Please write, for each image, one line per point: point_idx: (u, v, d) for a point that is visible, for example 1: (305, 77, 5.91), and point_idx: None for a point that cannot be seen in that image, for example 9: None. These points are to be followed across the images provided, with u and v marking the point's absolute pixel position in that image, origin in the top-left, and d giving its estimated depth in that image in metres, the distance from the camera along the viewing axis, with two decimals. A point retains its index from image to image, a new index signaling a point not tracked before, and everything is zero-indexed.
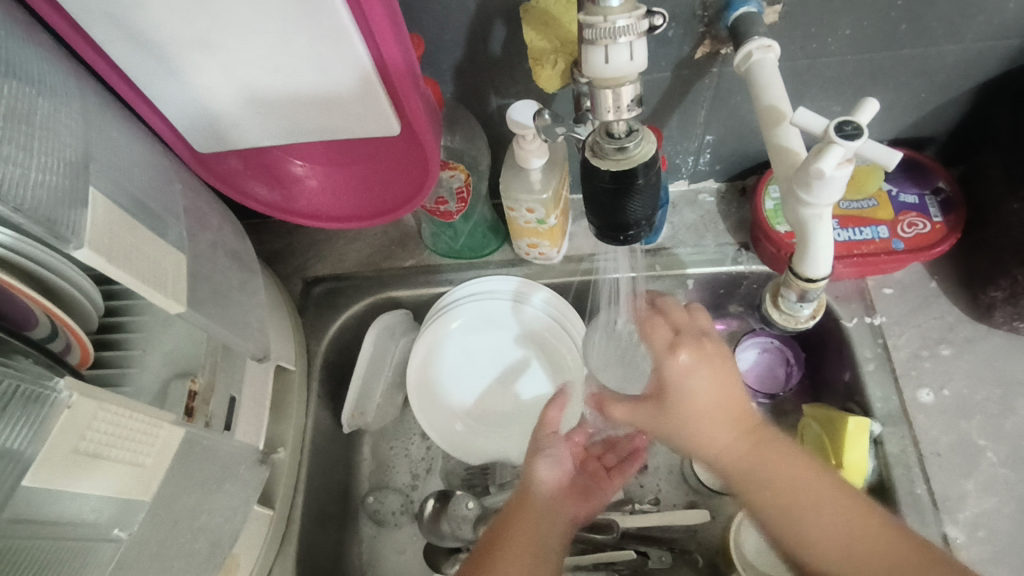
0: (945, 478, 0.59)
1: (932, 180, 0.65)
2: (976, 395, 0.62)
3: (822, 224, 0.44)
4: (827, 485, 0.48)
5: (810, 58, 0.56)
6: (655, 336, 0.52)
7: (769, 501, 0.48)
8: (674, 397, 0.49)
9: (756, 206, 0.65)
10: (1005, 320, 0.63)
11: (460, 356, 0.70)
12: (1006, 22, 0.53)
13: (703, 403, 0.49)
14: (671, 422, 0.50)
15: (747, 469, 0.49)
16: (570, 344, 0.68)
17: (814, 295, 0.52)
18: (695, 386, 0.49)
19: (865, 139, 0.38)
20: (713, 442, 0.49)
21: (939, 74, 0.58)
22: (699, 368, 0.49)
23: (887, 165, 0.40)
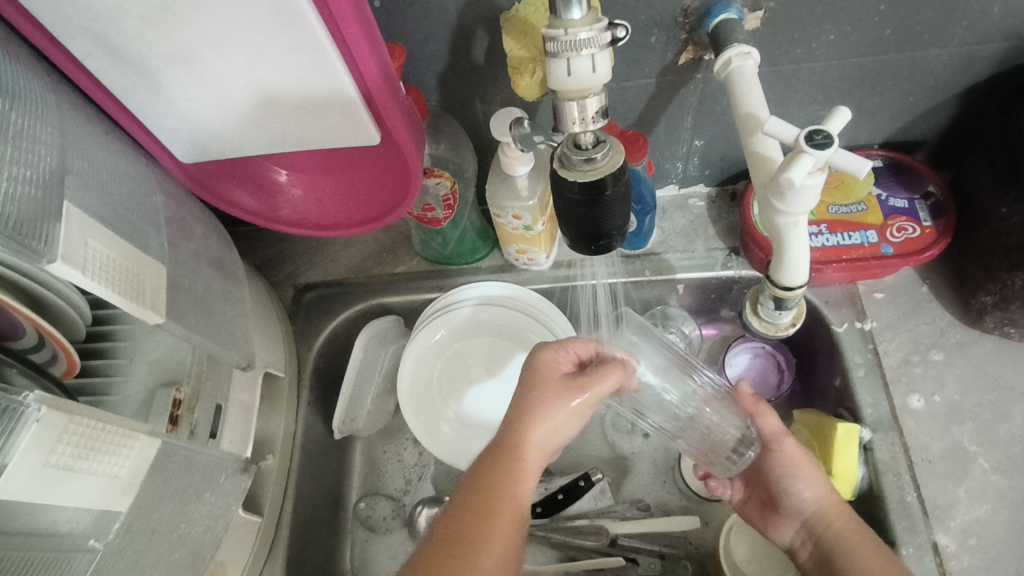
0: (935, 486, 0.58)
1: (922, 183, 0.65)
2: (968, 400, 0.62)
3: (798, 232, 0.44)
4: (860, 530, 0.53)
5: (795, 64, 0.56)
6: (763, 419, 0.59)
7: (833, 546, 0.53)
8: (797, 458, 0.58)
9: (744, 211, 0.65)
10: (996, 325, 0.62)
11: (460, 361, 0.70)
12: (991, 25, 0.53)
13: (790, 464, 0.58)
14: (772, 463, 0.59)
15: (823, 518, 0.55)
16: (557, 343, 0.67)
17: (792, 302, 0.52)
18: (790, 457, 0.58)
19: (835, 148, 0.38)
20: (794, 474, 0.58)
21: (925, 78, 0.58)
22: (802, 451, 0.58)
23: (859, 172, 0.40)
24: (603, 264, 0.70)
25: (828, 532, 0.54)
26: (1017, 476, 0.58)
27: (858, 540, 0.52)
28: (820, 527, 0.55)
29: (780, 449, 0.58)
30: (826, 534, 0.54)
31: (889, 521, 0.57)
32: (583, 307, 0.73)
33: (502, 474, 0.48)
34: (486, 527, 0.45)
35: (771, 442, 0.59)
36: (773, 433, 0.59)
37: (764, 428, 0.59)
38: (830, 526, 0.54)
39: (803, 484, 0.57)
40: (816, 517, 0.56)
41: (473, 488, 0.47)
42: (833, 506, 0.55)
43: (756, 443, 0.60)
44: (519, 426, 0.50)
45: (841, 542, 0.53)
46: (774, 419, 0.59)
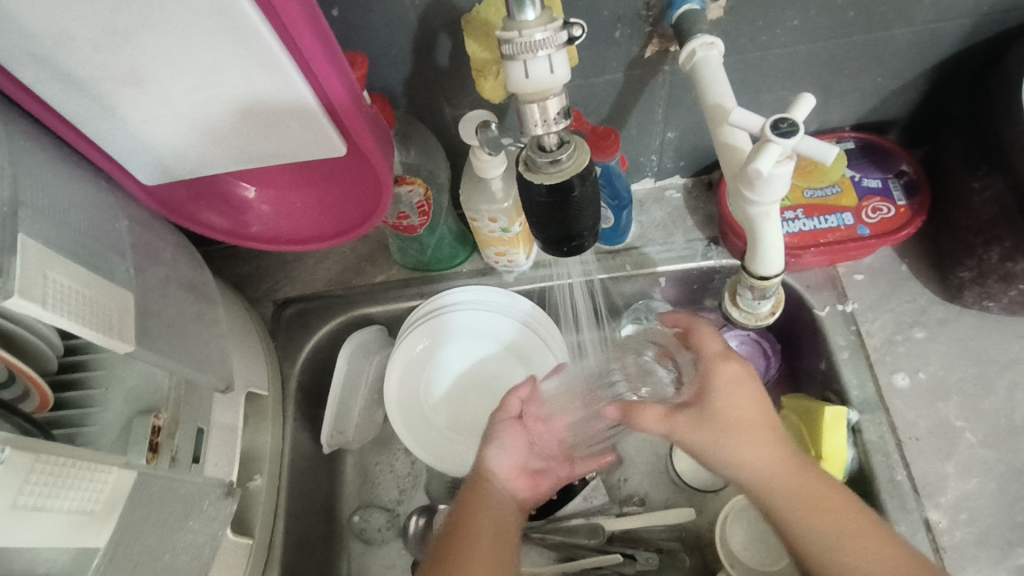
0: (925, 463, 0.58)
1: (893, 164, 0.65)
2: (951, 376, 0.62)
3: (770, 220, 0.44)
4: (808, 496, 0.49)
5: (761, 51, 0.56)
6: (641, 417, 0.55)
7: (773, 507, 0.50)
8: (717, 412, 0.53)
9: (721, 200, 0.65)
10: (974, 300, 0.62)
11: (448, 366, 0.69)
12: (952, 4, 0.53)
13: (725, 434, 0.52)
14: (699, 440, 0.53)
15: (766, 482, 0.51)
16: (541, 343, 0.67)
17: (772, 291, 0.51)
18: (698, 441, 0.53)
19: (801, 135, 0.38)
20: (730, 452, 0.52)
21: (892, 58, 0.58)
22: (709, 427, 0.53)
23: (827, 157, 0.39)
24: (583, 262, 0.69)
25: (758, 493, 0.51)
26: (1003, 448, 0.59)
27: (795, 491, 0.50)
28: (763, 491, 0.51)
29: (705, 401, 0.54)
30: (807, 541, 0.48)
31: (881, 501, 0.57)
32: (564, 306, 0.72)
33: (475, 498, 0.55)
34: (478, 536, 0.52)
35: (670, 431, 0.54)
36: (705, 380, 0.55)
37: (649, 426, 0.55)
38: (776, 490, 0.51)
39: (728, 441, 0.52)
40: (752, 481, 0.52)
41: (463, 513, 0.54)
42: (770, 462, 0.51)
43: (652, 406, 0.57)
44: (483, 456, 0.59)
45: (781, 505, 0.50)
46: (648, 416, 0.55)
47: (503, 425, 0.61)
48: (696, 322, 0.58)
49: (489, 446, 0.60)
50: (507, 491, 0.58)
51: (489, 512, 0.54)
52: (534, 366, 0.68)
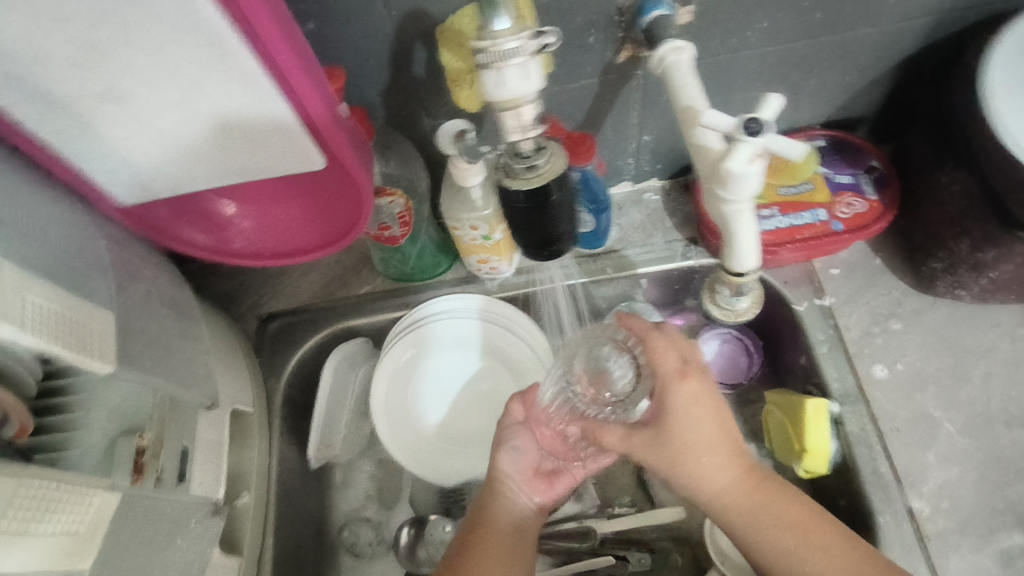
0: (906, 453, 0.60)
1: (865, 159, 0.67)
2: (928, 366, 0.63)
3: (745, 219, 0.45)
4: (792, 509, 0.51)
5: (732, 53, 0.57)
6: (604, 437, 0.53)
7: (748, 525, 0.51)
8: (679, 438, 0.50)
9: (698, 201, 0.66)
10: (947, 290, 0.64)
11: (436, 378, 0.69)
12: (913, 3, 0.54)
13: (695, 440, 0.50)
14: (666, 456, 0.51)
15: (745, 503, 0.51)
16: (518, 339, 0.67)
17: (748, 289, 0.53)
18: (661, 457, 0.51)
19: (769, 135, 0.40)
20: (704, 471, 0.51)
21: (858, 56, 0.59)
22: (678, 439, 0.50)
23: (796, 153, 0.40)
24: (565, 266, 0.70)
25: (728, 509, 0.52)
26: (981, 435, 0.60)
27: (772, 507, 0.51)
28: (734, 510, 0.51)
29: (665, 426, 0.51)
30: (761, 545, 0.51)
31: (864, 492, 0.58)
32: (548, 311, 0.73)
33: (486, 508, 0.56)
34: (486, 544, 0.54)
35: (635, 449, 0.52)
36: (664, 400, 0.51)
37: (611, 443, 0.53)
38: (754, 507, 0.51)
39: (699, 459, 0.51)
40: (729, 500, 0.51)
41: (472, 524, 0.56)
42: (746, 482, 0.52)
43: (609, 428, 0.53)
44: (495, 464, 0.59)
45: (761, 522, 0.51)
46: (613, 435, 0.53)
47: (512, 429, 0.60)
48: (656, 332, 0.52)
49: (501, 449, 0.59)
50: (518, 499, 0.57)
51: (500, 522, 0.55)
52: (515, 361, 0.68)
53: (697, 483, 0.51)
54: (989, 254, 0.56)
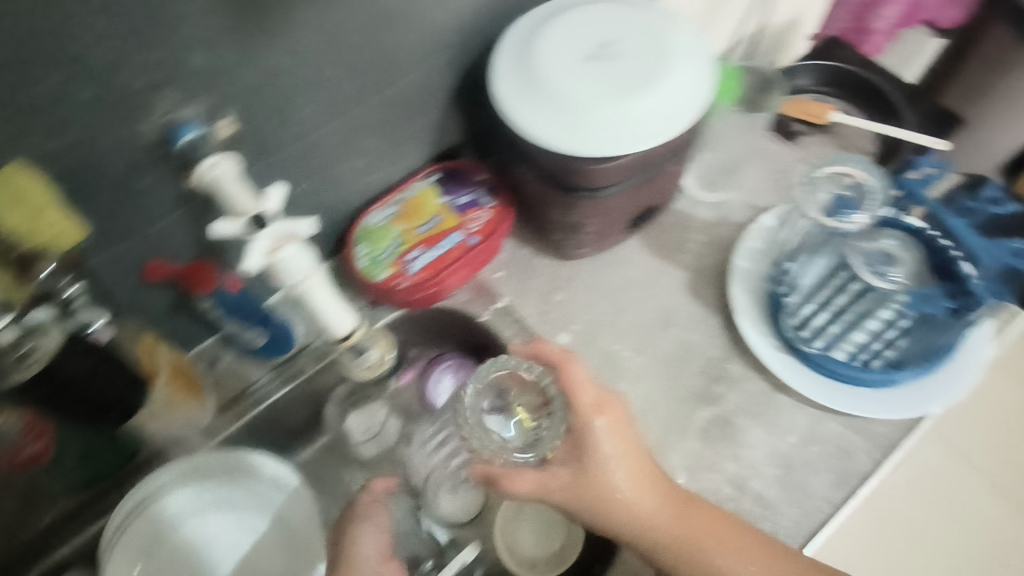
0: (606, 391, 0.73)
1: (471, 177, 0.80)
2: (592, 314, 0.78)
3: (313, 292, 0.59)
4: (693, 507, 0.62)
5: (302, 138, 0.62)
6: (518, 485, 0.60)
7: (663, 534, 0.61)
8: (598, 458, 0.61)
9: (353, 269, 0.75)
10: (574, 249, 0.78)
11: (205, 557, 0.64)
12: (420, 51, 0.64)
13: (616, 471, 0.61)
14: (592, 490, 0.60)
15: (657, 511, 0.61)
16: (236, 478, 0.66)
17: (342, 318, 0.62)
18: (597, 487, 0.60)
19: (271, 230, 0.54)
20: (625, 484, 0.61)
21: (408, 104, 0.69)
22: (611, 460, 0.61)
23: (313, 228, 0.57)
24: (271, 380, 0.73)
25: (642, 527, 0.61)
26: (646, 347, 0.76)
27: (691, 520, 0.61)
28: (649, 518, 0.61)
29: (585, 450, 0.61)
30: (668, 556, 0.61)
31: None
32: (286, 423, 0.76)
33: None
34: None
35: (576, 479, 0.61)
36: (585, 437, 0.61)
37: (523, 490, 0.60)
38: (673, 512, 0.61)
39: (618, 475, 0.61)
40: (644, 511, 0.61)
41: None
42: (657, 490, 0.62)
43: (537, 469, 0.61)
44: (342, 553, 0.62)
45: (688, 523, 0.61)
46: (524, 481, 0.60)
47: (367, 507, 0.65)
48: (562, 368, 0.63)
49: (357, 535, 0.63)
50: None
51: None
52: (248, 495, 0.66)
53: (611, 503, 0.61)
54: (570, 216, 0.71)
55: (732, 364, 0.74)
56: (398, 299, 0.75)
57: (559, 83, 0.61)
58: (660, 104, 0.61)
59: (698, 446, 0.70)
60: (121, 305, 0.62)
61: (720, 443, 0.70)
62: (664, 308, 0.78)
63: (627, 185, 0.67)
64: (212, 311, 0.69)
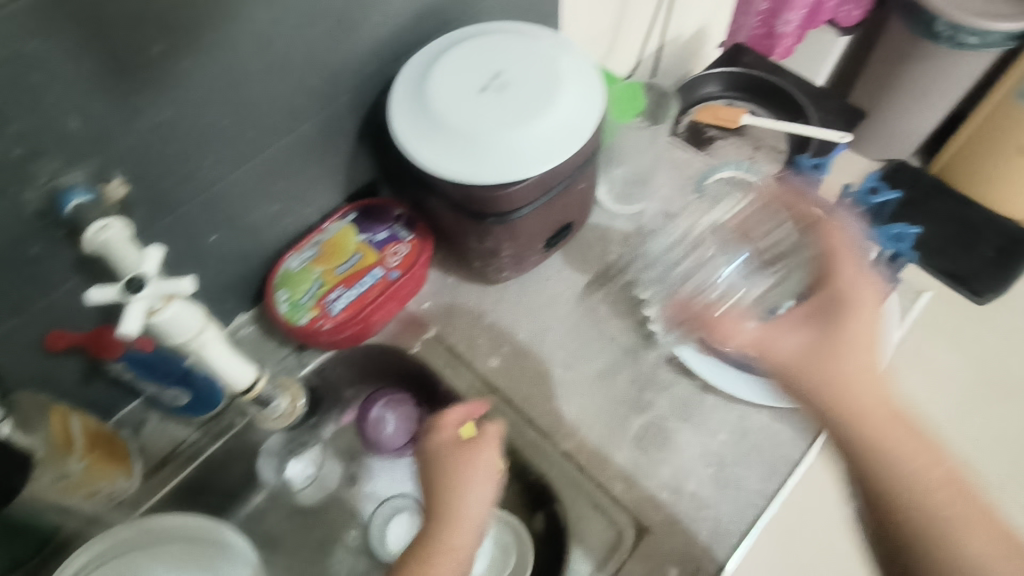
0: (541, 410, 0.73)
1: (389, 212, 0.80)
2: (524, 335, 0.78)
3: (207, 347, 0.56)
4: (899, 425, 0.49)
5: (203, 191, 0.62)
6: (736, 333, 0.55)
7: (856, 440, 0.50)
8: (851, 333, 0.52)
9: (274, 315, 0.74)
10: (498, 273, 0.79)
11: None
12: (318, 94, 0.65)
13: (854, 343, 0.51)
14: (829, 360, 0.51)
15: (863, 412, 0.50)
16: (165, 543, 0.62)
17: (240, 373, 0.60)
18: (812, 373, 0.51)
19: (151, 290, 0.50)
20: (856, 353, 0.51)
21: (313, 147, 0.69)
22: (857, 330, 0.52)
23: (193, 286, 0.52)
24: (202, 437, 0.72)
25: (850, 431, 0.50)
26: (578, 363, 0.76)
27: (899, 437, 0.49)
28: (858, 426, 0.50)
29: (840, 318, 0.52)
30: (886, 477, 0.48)
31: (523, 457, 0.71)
32: (218, 480, 0.74)
33: (443, 533, 0.57)
34: (434, 559, 0.55)
35: (791, 371, 0.52)
36: (832, 278, 0.54)
37: (741, 341, 0.55)
38: (856, 415, 0.50)
39: (869, 357, 0.51)
40: (848, 408, 0.50)
41: (421, 553, 0.56)
42: (863, 380, 0.51)
43: (764, 328, 0.55)
44: (453, 489, 0.59)
45: (881, 452, 0.49)
46: (744, 329, 0.55)
47: (481, 445, 0.62)
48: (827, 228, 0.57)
49: (467, 487, 0.59)
50: (467, 534, 0.57)
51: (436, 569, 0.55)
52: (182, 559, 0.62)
53: (841, 386, 0.50)
54: (486, 243, 0.72)
55: (660, 370, 0.76)
56: (323, 341, 0.74)
57: (454, 116, 0.62)
58: (552, 128, 0.63)
59: (632, 455, 0.71)
60: (27, 381, 0.61)
61: (653, 451, 0.71)
62: (590, 322, 0.79)
63: (536, 206, 0.68)
64: (125, 374, 0.66)
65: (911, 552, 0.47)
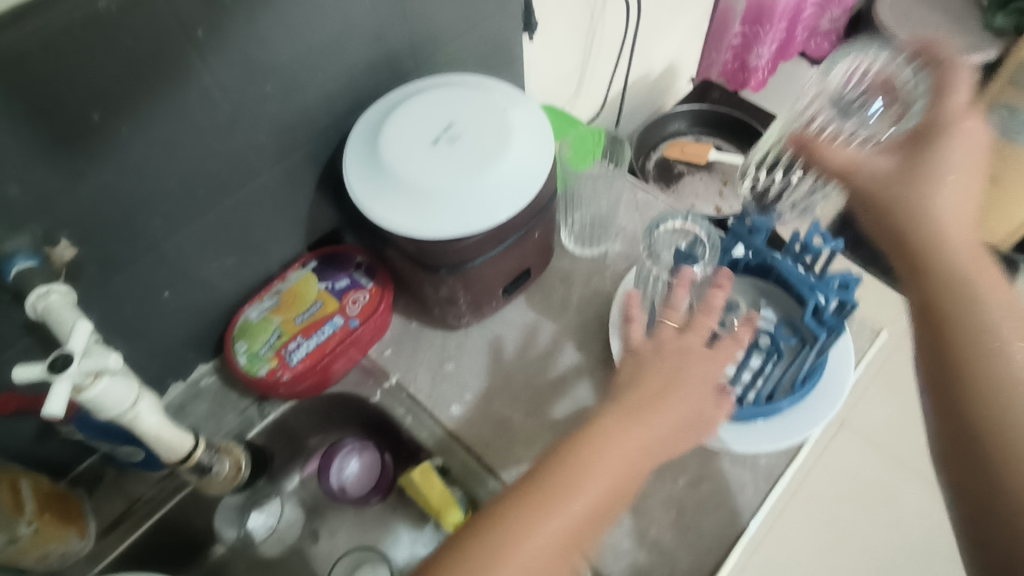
0: (502, 458, 0.73)
1: (350, 260, 0.80)
2: (485, 380, 0.79)
3: (143, 418, 0.55)
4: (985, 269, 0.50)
5: (153, 248, 0.62)
6: (828, 156, 0.60)
7: (943, 262, 0.51)
8: (938, 160, 0.54)
9: (233, 368, 0.73)
10: (459, 319, 0.79)
11: None
12: (272, 150, 0.65)
13: (949, 200, 0.53)
14: (923, 170, 0.54)
15: (930, 244, 0.52)
16: None
17: (176, 444, 0.60)
18: (896, 183, 0.55)
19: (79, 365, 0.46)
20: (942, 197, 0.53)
21: (270, 200, 0.70)
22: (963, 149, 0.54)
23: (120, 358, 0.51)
24: (157, 493, 0.71)
25: (921, 244, 0.52)
26: (539, 409, 0.76)
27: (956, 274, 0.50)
28: (919, 242, 0.52)
29: (937, 139, 0.55)
30: (956, 298, 0.49)
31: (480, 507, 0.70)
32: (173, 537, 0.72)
33: (593, 462, 0.55)
34: (581, 473, 0.55)
35: (894, 173, 0.56)
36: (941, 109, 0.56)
37: (835, 163, 0.60)
38: (922, 248, 0.52)
39: (943, 188, 0.53)
40: (906, 233, 0.53)
41: (560, 470, 0.55)
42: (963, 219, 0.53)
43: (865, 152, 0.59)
44: (627, 416, 0.58)
45: (932, 275, 0.51)
46: (835, 154, 0.60)
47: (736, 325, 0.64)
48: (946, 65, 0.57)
49: (647, 422, 0.58)
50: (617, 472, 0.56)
51: (598, 460, 0.55)
52: None
53: (933, 215, 0.53)
54: (442, 292, 0.72)
55: None
56: (281, 392, 0.74)
57: (405, 169, 0.63)
58: (499, 181, 0.63)
59: None
60: None
61: None
62: (553, 367, 0.79)
63: (490, 256, 0.69)
64: (76, 433, 0.66)
65: (952, 359, 0.47)
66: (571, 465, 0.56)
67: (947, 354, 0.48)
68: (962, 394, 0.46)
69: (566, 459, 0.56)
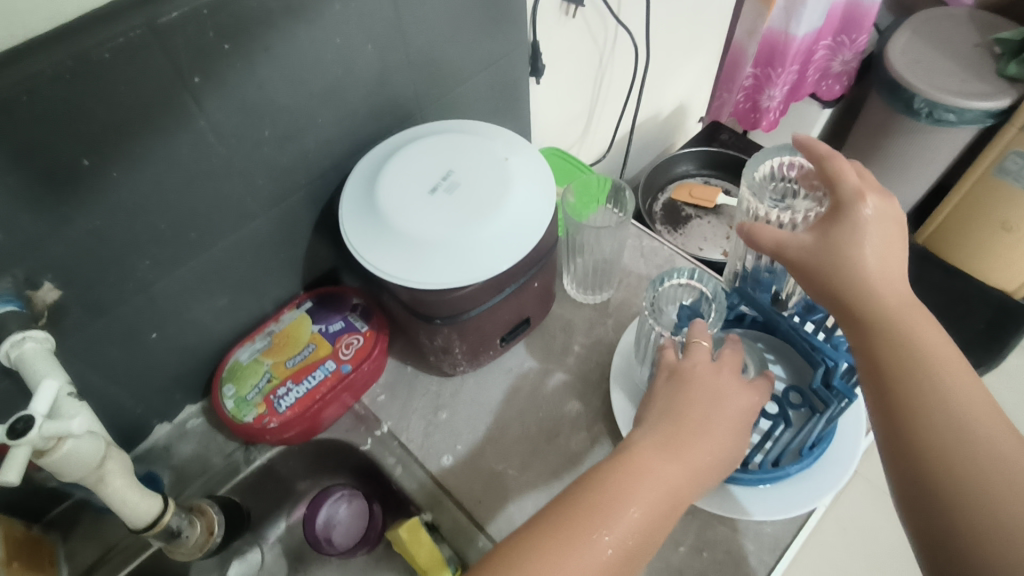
0: (493, 514, 0.69)
1: (346, 301, 0.79)
2: (478, 430, 0.76)
3: (108, 477, 0.53)
4: (935, 341, 0.50)
5: (142, 291, 0.60)
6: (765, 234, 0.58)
7: (879, 335, 0.51)
8: (854, 234, 0.53)
9: (220, 412, 0.71)
10: (454, 367, 0.77)
11: None
12: (267, 194, 0.64)
13: (875, 263, 0.52)
14: (846, 245, 0.53)
15: (872, 317, 0.52)
16: None
17: (139, 511, 0.57)
18: (824, 257, 0.54)
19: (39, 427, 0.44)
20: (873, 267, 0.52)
21: (266, 242, 0.69)
22: (874, 220, 0.54)
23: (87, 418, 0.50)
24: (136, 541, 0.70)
25: (863, 319, 0.52)
26: (534, 462, 0.73)
27: (898, 350, 0.50)
28: (859, 315, 0.52)
29: (849, 218, 0.54)
30: (905, 375, 0.49)
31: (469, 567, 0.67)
32: None
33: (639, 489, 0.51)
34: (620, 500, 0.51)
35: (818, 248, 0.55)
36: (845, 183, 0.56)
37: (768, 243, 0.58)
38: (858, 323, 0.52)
39: (866, 255, 0.53)
40: (844, 309, 0.53)
41: (588, 494, 0.52)
42: (890, 282, 0.52)
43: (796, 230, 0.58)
44: (664, 439, 0.54)
45: (879, 354, 0.51)
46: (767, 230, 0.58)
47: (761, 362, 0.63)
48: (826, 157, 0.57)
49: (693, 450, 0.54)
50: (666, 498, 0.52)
51: (638, 492, 0.51)
52: None
53: (864, 286, 0.52)
54: (437, 340, 0.70)
55: None
56: (268, 438, 0.71)
57: (400, 217, 0.62)
58: (494, 233, 0.61)
59: None
60: None
61: None
62: (551, 417, 0.77)
63: (487, 306, 0.67)
64: None
65: (909, 448, 0.48)
66: (608, 491, 0.52)
67: (907, 436, 0.48)
68: (925, 483, 0.47)
69: (598, 487, 0.52)
